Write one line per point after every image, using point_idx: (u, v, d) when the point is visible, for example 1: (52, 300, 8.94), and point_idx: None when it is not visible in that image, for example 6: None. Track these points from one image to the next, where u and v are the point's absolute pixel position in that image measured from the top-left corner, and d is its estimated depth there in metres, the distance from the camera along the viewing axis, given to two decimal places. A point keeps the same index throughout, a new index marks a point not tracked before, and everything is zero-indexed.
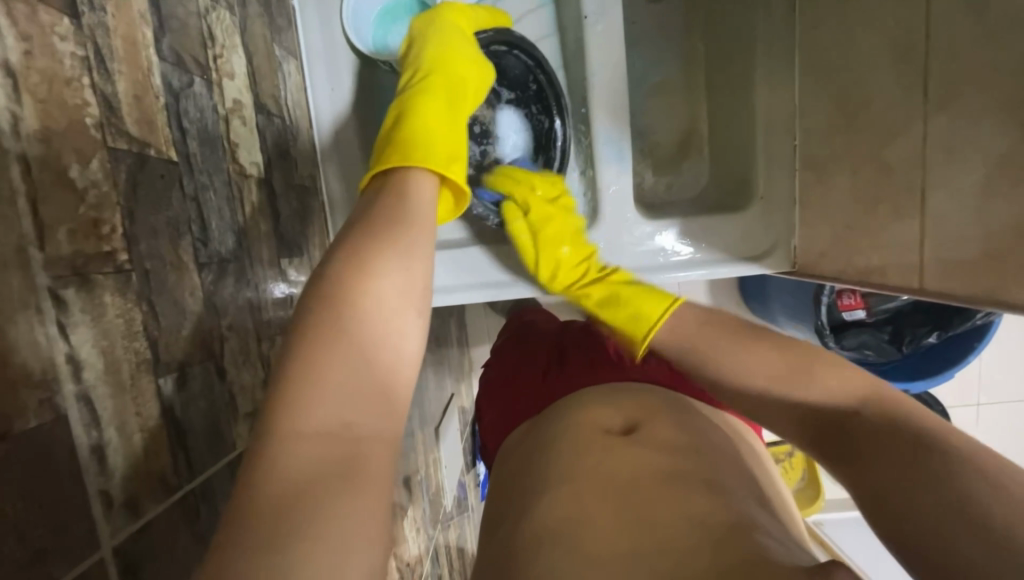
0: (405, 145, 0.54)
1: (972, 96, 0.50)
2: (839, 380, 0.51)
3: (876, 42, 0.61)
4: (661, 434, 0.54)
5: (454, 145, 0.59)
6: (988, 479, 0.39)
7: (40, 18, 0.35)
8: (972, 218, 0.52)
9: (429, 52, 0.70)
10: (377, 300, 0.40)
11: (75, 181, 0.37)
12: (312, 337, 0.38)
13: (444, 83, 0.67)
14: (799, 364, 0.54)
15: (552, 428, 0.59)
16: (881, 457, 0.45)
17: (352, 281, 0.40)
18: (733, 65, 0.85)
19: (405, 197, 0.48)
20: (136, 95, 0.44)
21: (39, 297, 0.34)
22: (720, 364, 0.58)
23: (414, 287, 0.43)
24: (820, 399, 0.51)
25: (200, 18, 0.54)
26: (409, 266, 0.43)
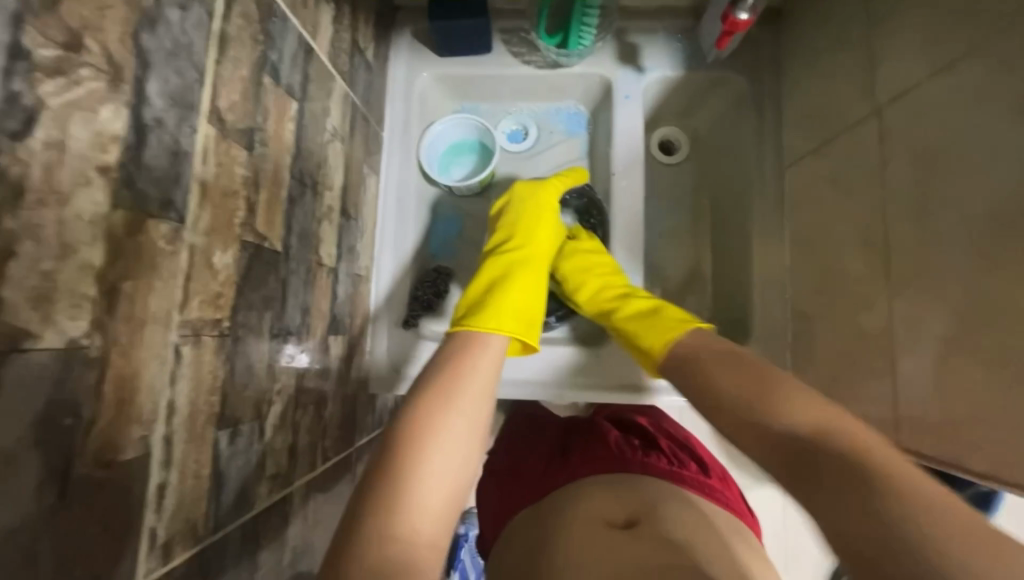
0: (496, 315, 0.75)
1: (926, 287, 0.61)
2: (809, 408, 0.56)
3: (849, 230, 0.75)
4: (662, 528, 0.59)
5: (532, 306, 0.80)
6: (909, 500, 0.42)
7: (230, 151, 0.50)
8: (933, 390, 0.60)
9: (519, 219, 0.88)
10: (454, 411, 0.61)
11: (215, 264, 0.48)
12: (406, 435, 0.58)
13: (530, 251, 0.85)
14: (765, 392, 0.60)
15: (551, 525, 0.63)
16: (819, 472, 0.50)
17: (441, 396, 0.62)
18: (735, 223, 1.01)
19: (480, 347, 0.70)
20: (268, 203, 0.57)
21: (167, 351, 0.43)
22: (709, 378, 0.65)
23: (481, 421, 0.64)
24: (800, 415, 0.56)
25: (322, 148, 0.71)
26: (473, 408, 0.63)
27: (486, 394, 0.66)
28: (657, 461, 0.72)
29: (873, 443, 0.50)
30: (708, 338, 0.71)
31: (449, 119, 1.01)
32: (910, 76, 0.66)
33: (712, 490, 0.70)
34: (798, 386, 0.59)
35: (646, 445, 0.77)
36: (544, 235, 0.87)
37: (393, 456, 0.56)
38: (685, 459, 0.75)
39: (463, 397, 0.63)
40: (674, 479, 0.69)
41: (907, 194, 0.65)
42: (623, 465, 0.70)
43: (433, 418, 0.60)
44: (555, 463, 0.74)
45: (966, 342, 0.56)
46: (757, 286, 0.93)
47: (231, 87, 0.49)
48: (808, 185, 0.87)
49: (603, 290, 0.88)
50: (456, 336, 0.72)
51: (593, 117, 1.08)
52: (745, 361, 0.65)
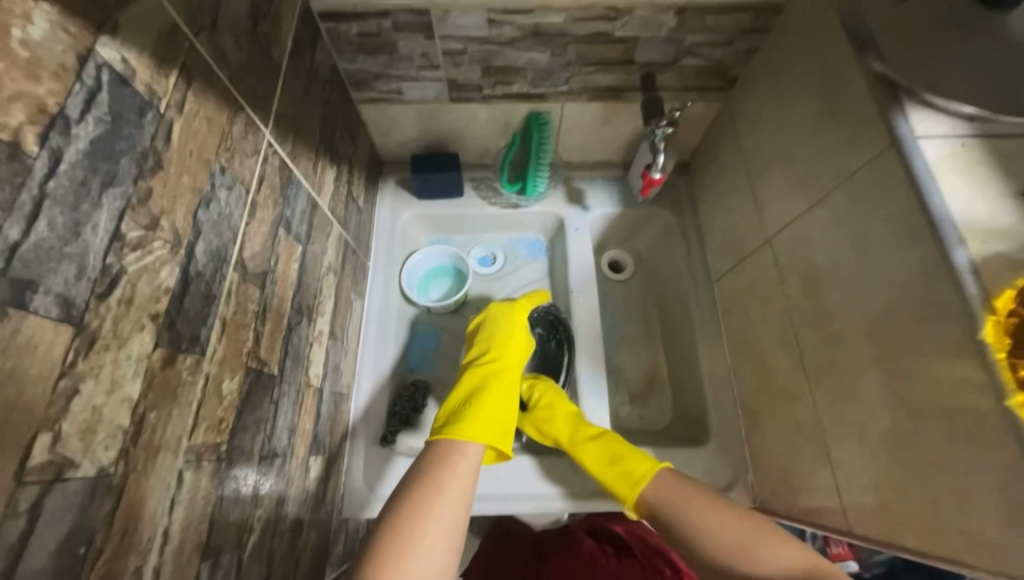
0: (473, 424, 0.80)
1: (834, 379, 0.73)
2: (784, 554, 0.65)
3: (770, 333, 0.90)
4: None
5: (505, 415, 0.86)
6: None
7: (247, 292, 0.59)
8: (863, 472, 0.68)
9: (496, 335, 0.96)
10: (432, 520, 0.63)
11: (223, 390, 0.54)
12: (386, 536, 0.61)
13: (505, 364, 0.93)
14: (746, 544, 0.67)
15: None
16: None
17: (421, 503, 0.65)
18: (680, 328, 1.15)
19: (463, 454, 0.74)
20: (271, 332, 0.65)
21: (171, 476, 0.46)
22: (687, 523, 0.71)
23: (457, 530, 0.65)
24: (774, 571, 0.63)
25: (318, 281, 0.81)
26: (452, 516, 0.65)
27: (465, 501, 0.68)
28: (630, 567, 0.77)
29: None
30: (672, 491, 0.76)
31: (430, 248, 1.16)
32: (784, 217, 0.87)
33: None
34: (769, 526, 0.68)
35: (620, 552, 0.82)
36: (519, 348, 0.96)
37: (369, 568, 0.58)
38: (658, 566, 0.80)
39: (442, 503, 0.66)
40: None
41: (803, 303, 0.81)
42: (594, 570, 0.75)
43: (411, 528, 0.62)
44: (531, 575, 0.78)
45: (874, 426, 0.66)
46: (707, 385, 1.04)
47: (255, 241, 0.60)
48: (733, 296, 1.04)
49: (574, 398, 0.96)
50: (435, 444, 0.76)
51: (551, 243, 1.27)
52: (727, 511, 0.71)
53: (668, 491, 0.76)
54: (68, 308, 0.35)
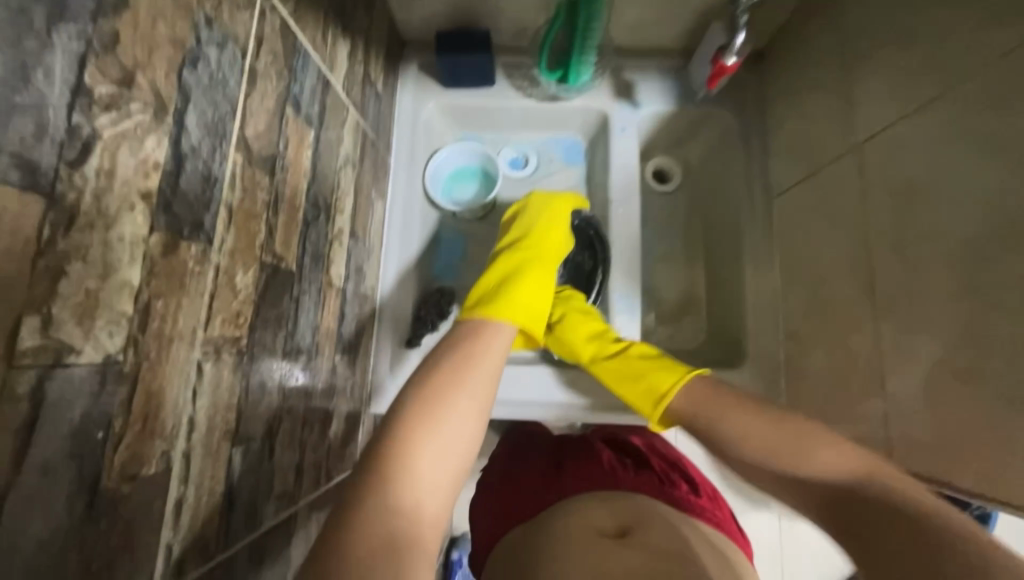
0: (504, 307, 0.76)
1: (910, 309, 0.65)
2: (834, 456, 0.59)
3: (836, 255, 0.79)
4: (651, 538, 0.61)
5: (539, 306, 0.81)
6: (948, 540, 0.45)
7: (254, 178, 0.52)
8: (923, 408, 0.62)
9: (538, 223, 0.90)
10: (463, 389, 0.62)
11: (236, 283, 0.50)
12: (421, 392, 0.60)
13: (544, 253, 0.87)
14: (797, 446, 0.62)
15: (541, 537, 0.66)
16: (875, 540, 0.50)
17: (451, 375, 0.63)
18: (727, 246, 1.05)
19: (495, 333, 0.71)
20: (286, 226, 0.59)
21: (190, 367, 0.44)
22: (727, 428, 0.68)
23: (487, 402, 0.64)
24: (821, 470, 0.59)
25: (335, 174, 0.74)
26: (483, 386, 0.64)
27: (493, 378, 0.66)
28: (648, 480, 0.74)
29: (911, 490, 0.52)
30: (701, 396, 0.73)
31: (453, 147, 1.06)
32: (885, 116, 0.71)
33: (701, 510, 0.72)
34: (823, 432, 0.62)
35: (638, 464, 0.79)
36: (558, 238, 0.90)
37: (401, 428, 0.57)
38: (676, 479, 0.77)
39: (472, 378, 0.63)
40: (663, 496, 0.72)
41: (889, 222, 0.69)
42: (615, 482, 0.73)
43: (441, 396, 0.60)
44: (549, 479, 0.77)
45: (950, 363, 0.59)
46: (750, 309, 0.97)
47: (259, 118, 0.52)
48: (796, 213, 0.92)
49: None
50: (464, 323, 0.73)
51: (590, 146, 1.13)
52: (785, 419, 0.65)
53: (696, 398, 0.73)
54: (33, 175, 0.30)
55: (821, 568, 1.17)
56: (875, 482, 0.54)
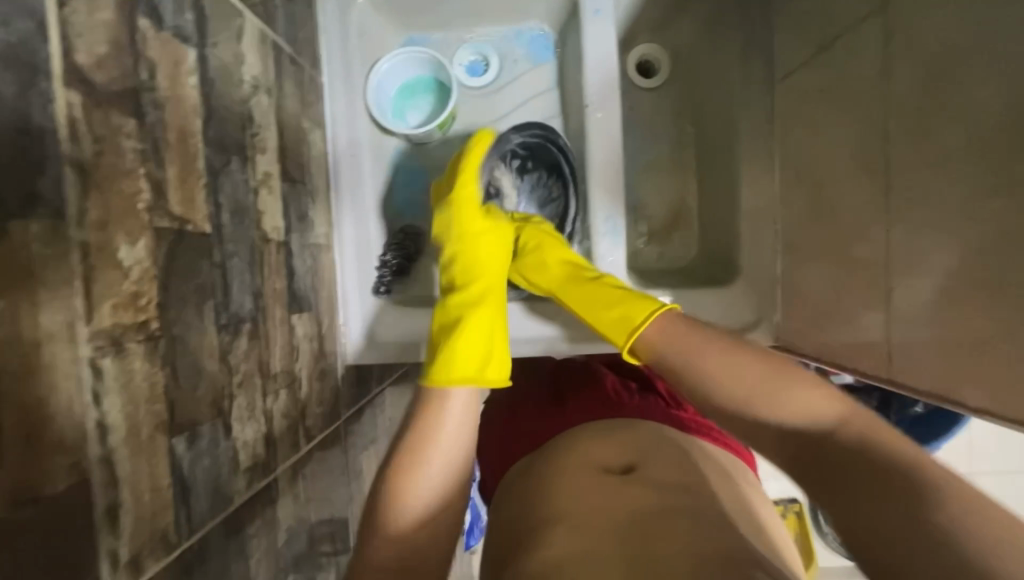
0: (449, 358, 0.68)
1: (926, 208, 0.56)
2: (804, 402, 0.54)
3: (846, 147, 0.68)
4: (656, 472, 0.57)
5: (488, 340, 0.72)
6: (946, 511, 0.41)
7: (112, 121, 0.41)
8: (929, 317, 0.56)
9: (462, 219, 0.81)
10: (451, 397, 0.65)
11: (122, 259, 0.41)
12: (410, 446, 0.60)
13: (477, 258, 0.79)
14: (772, 386, 0.57)
15: (543, 474, 0.62)
16: (849, 481, 0.48)
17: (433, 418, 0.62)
18: (720, 147, 0.93)
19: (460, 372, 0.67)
20: (181, 179, 0.49)
21: (80, 367, 0.37)
22: (697, 366, 0.61)
23: (470, 410, 0.65)
24: (798, 416, 0.54)
25: (242, 105, 0.60)
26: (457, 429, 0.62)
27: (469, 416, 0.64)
28: (655, 404, 0.71)
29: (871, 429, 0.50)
30: (672, 329, 0.65)
31: (395, 54, 0.89)
32: None
33: (710, 430, 0.70)
34: (807, 377, 0.56)
35: (643, 389, 0.76)
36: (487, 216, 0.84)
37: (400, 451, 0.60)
38: (682, 401, 0.74)
39: (451, 417, 0.63)
40: (669, 420, 0.69)
41: (912, 101, 0.57)
42: (622, 409, 0.70)
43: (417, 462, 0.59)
44: (552, 411, 0.73)
45: (968, 267, 0.52)
46: (745, 217, 0.88)
47: (92, 39, 0.39)
48: (801, 100, 0.78)
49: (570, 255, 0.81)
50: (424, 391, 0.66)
51: (561, 39, 0.95)
52: (744, 353, 0.60)
53: (666, 330, 0.65)
54: None
55: None
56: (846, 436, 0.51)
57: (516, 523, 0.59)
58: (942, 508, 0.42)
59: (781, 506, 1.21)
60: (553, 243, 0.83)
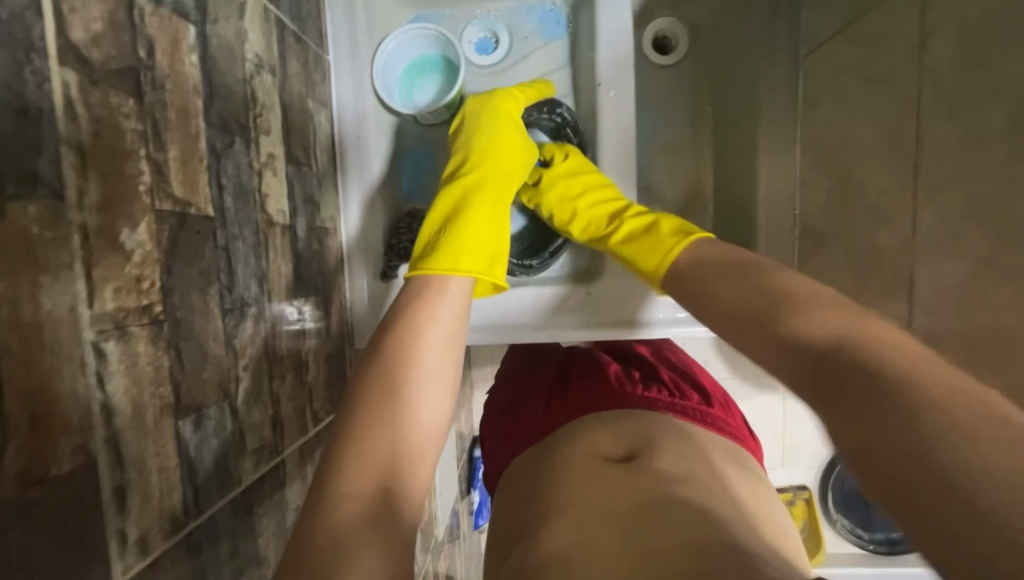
0: (452, 254, 0.63)
1: (957, 195, 0.53)
2: (829, 317, 0.44)
3: (874, 130, 0.64)
4: (658, 463, 0.56)
5: (494, 238, 0.68)
6: (954, 428, 0.32)
7: (109, 101, 0.40)
8: (955, 309, 0.53)
9: (477, 141, 0.76)
10: (437, 310, 0.56)
11: (124, 243, 0.41)
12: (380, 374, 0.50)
13: (491, 172, 0.74)
14: (769, 297, 0.50)
15: (545, 465, 0.62)
16: (840, 386, 0.40)
17: (410, 338, 0.53)
18: (739, 128, 0.89)
19: (444, 292, 0.59)
20: (183, 161, 0.48)
21: (84, 351, 0.38)
22: (703, 294, 0.56)
23: (459, 327, 0.57)
24: (810, 327, 0.45)
25: (244, 84, 0.59)
26: (443, 351, 0.54)
27: (454, 336, 0.56)
28: (658, 394, 0.69)
29: (885, 337, 0.41)
30: (704, 247, 0.60)
31: (402, 31, 0.86)
32: None
33: (713, 420, 0.68)
34: (816, 286, 0.48)
35: (646, 377, 0.75)
36: (508, 145, 0.77)
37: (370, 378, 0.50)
38: (687, 390, 0.72)
39: (432, 335, 0.54)
40: (673, 410, 0.67)
41: (948, 78, 0.53)
42: (623, 400, 0.68)
43: (393, 388, 0.49)
44: (553, 402, 0.71)
45: (1000, 258, 0.49)
46: (762, 202, 0.85)
47: (86, 13, 0.38)
48: (829, 78, 0.74)
49: (596, 207, 0.78)
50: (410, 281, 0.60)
51: (574, 14, 0.91)
52: (754, 268, 0.54)
53: (697, 252, 0.60)
54: None
55: (820, 446, 1.21)
56: (859, 343, 0.41)
57: (520, 511, 0.59)
58: (943, 429, 0.32)
59: (789, 493, 1.21)
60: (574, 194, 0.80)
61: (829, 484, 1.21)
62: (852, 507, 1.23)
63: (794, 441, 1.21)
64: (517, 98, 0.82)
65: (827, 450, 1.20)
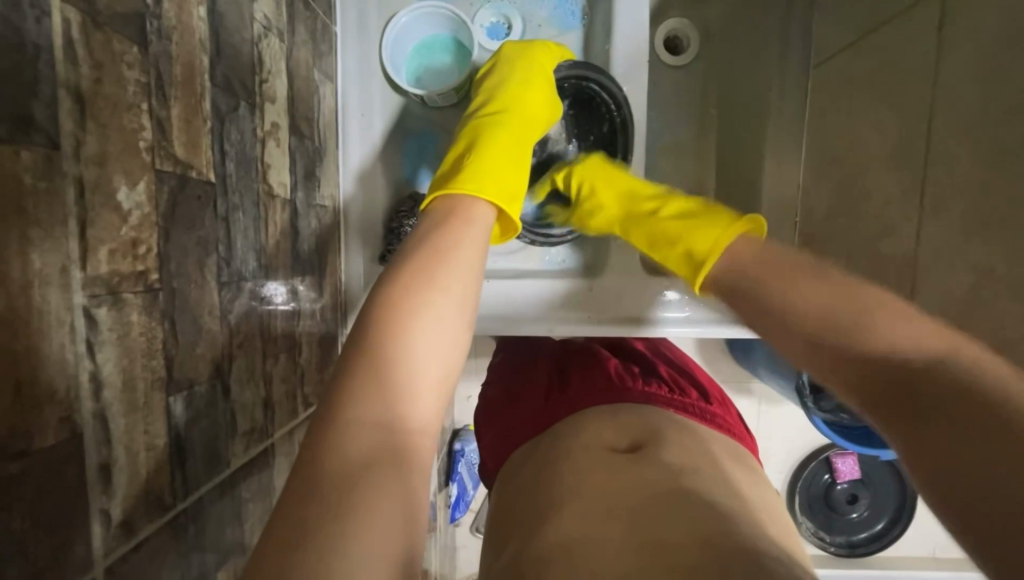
0: (477, 176, 0.60)
1: (963, 208, 0.54)
2: (907, 328, 0.42)
3: (882, 141, 0.66)
4: (664, 454, 0.56)
5: (514, 182, 0.63)
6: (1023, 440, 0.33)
7: (112, 46, 0.37)
8: (953, 319, 0.55)
9: (507, 86, 0.75)
10: (456, 232, 0.51)
11: (121, 202, 0.38)
12: (389, 307, 0.44)
13: (515, 117, 0.72)
14: (858, 305, 0.45)
15: (546, 457, 0.61)
16: (943, 412, 0.36)
17: (429, 268, 0.47)
18: (745, 133, 0.90)
19: (467, 223, 0.53)
20: (186, 120, 0.45)
21: (74, 316, 0.35)
22: (773, 298, 0.51)
23: (476, 257, 0.50)
24: (898, 346, 0.42)
25: (252, 45, 0.56)
26: (456, 287, 0.47)
27: (472, 271, 0.49)
28: (658, 389, 0.69)
29: (982, 360, 0.38)
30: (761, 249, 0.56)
31: (414, 8, 0.83)
32: None
33: (712, 416, 0.68)
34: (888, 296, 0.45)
35: (646, 373, 0.75)
36: (540, 97, 0.76)
37: (380, 309, 0.45)
38: (686, 387, 0.72)
39: (447, 270, 0.47)
40: (674, 406, 0.67)
41: (963, 93, 0.54)
42: (624, 394, 0.68)
43: (406, 319, 0.44)
44: (553, 393, 0.71)
45: (1003, 272, 0.50)
46: (764, 207, 0.86)
47: None
48: (838, 88, 0.75)
49: (628, 201, 0.75)
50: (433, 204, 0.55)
51: (589, 5, 0.90)
52: (828, 273, 0.49)
53: (756, 251, 0.56)
54: None
55: (793, 449, 1.24)
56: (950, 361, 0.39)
57: (523, 501, 0.58)
58: None
59: None
60: (607, 179, 0.79)
61: (799, 487, 1.24)
62: (819, 510, 1.26)
63: (770, 444, 1.24)
64: (552, 54, 0.81)
65: (801, 454, 1.23)
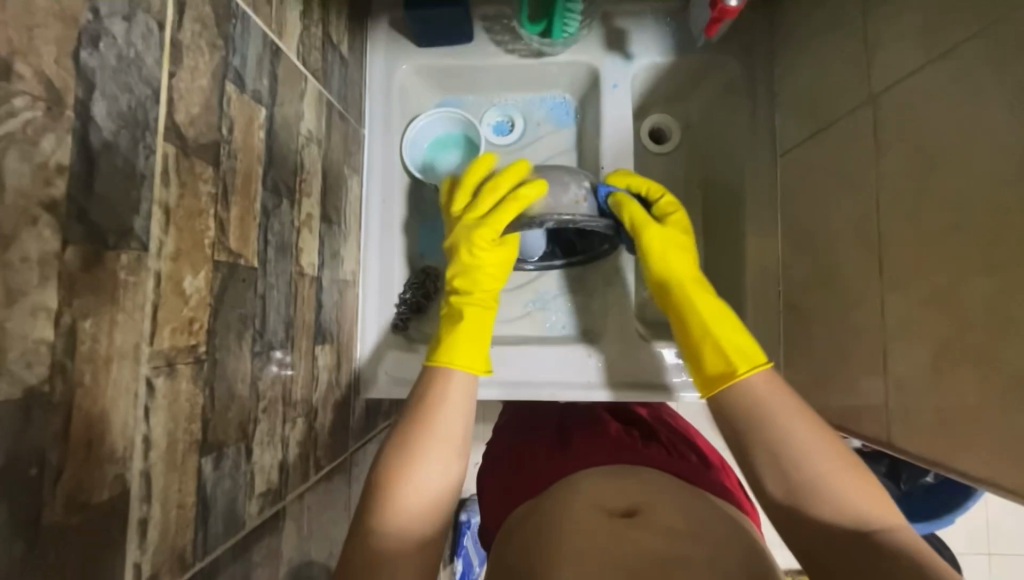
0: (451, 348, 0.73)
1: (917, 284, 0.60)
2: (816, 455, 0.60)
3: (843, 222, 0.74)
4: (659, 519, 0.58)
5: (484, 335, 0.77)
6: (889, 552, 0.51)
7: (194, 169, 0.47)
8: (925, 387, 0.58)
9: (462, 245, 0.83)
10: (445, 392, 0.68)
11: (185, 288, 0.46)
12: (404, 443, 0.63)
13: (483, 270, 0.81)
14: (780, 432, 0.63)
15: (543, 516, 0.63)
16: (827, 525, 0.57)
17: (426, 422, 0.65)
18: (728, 212, 0.99)
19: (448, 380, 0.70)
20: (241, 218, 0.55)
21: (139, 384, 0.41)
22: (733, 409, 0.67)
23: (464, 403, 0.68)
24: (807, 467, 0.60)
25: (296, 153, 0.68)
26: (448, 438, 0.64)
27: (460, 418, 0.66)
28: (657, 453, 0.72)
29: (848, 481, 0.58)
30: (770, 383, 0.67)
31: (433, 113, 0.99)
32: (906, 63, 0.63)
33: (712, 482, 0.70)
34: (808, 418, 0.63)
35: (646, 437, 0.77)
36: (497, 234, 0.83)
37: (389, 466, 0.61)
38: (685, 451, 0.75)
39: (441, 423, 0.65)
40: (672, 470, 0.69)
41: (902, 184, 0.63)
42: (623, 456, 0.70)
43: (411, 459, 0.61)
44: (555, 454, 0.74)
45: (958, 343, 0.55)
46: (750, 279, 0.93)
47: (188, 100, 0.46)
48: (803, 174, 0.85)
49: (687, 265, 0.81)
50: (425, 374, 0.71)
51: (581, 106, 1.04)
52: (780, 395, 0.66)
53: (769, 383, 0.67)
54: None
55: None
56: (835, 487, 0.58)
57: (520, 559, 0.59)
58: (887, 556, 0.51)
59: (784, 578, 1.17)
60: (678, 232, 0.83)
61: None
62: None
63: None
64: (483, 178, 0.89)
65: None
